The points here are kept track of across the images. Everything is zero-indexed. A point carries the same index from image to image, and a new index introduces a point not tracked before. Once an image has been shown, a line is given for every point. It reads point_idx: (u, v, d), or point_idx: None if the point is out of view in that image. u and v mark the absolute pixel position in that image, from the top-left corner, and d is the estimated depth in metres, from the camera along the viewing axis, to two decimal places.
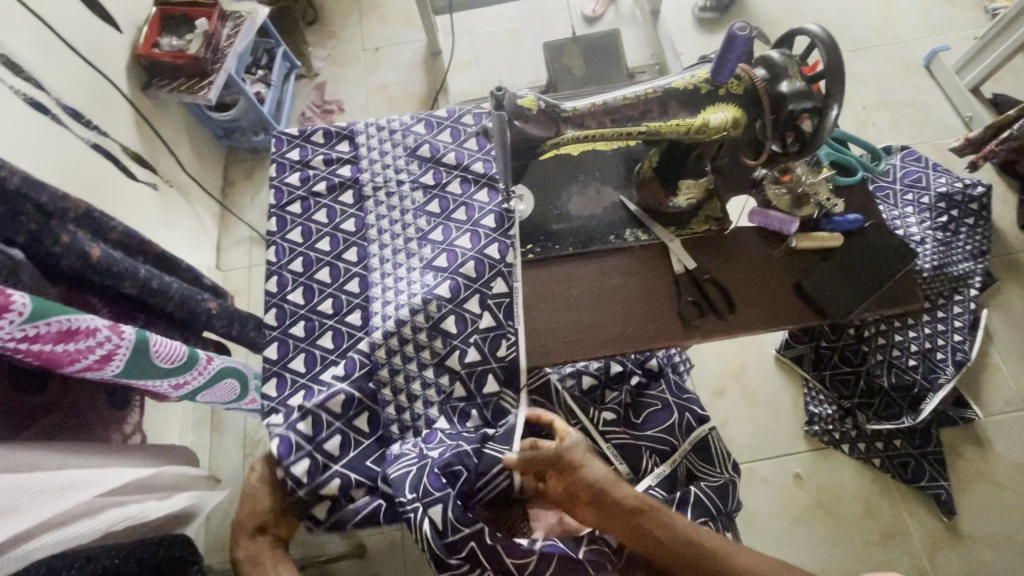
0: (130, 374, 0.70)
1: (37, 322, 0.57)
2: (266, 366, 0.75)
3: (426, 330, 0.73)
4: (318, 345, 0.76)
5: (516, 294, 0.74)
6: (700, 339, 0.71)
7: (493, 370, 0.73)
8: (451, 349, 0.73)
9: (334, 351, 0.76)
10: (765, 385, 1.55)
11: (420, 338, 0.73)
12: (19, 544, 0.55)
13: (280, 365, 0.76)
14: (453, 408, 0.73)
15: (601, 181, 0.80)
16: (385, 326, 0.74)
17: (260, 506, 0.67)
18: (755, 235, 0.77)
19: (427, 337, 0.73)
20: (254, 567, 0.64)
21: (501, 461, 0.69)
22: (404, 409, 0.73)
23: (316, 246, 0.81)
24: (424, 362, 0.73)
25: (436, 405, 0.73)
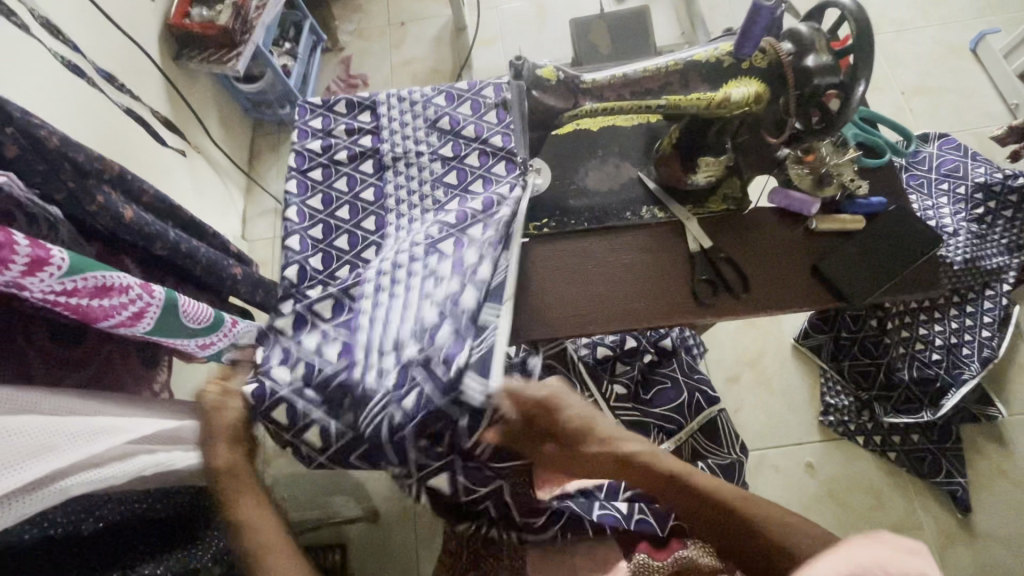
0: (161, 332, 0.74)
1: (75, 276, 0.60)
2: (274, 325, 0.75)
3: (427, 282, 0.71)
4: (329, 307, 0.77)
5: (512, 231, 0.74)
6: (714, 318, 0.71)
7: (472, 289, 0.68)
8: (446, 297, 0.69)
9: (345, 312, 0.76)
10: (782, 371, 1.55)
11: (420, 291, 0.70)
12: (56, 480, 0.60)
13: (278, 333, 0.74)
14: (424, 331, 0.67)
15: (620, 156, 0.81)
16: (385, 281, 0.72)
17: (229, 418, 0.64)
18: (776, 217, 0.75)
19: (428, 289, 0.70)
20: (234, 479, 0.61)
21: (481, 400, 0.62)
22: (389, 350, 0.67)
23: (335, 214, 0.82)
24: (420, 316, 0.68)
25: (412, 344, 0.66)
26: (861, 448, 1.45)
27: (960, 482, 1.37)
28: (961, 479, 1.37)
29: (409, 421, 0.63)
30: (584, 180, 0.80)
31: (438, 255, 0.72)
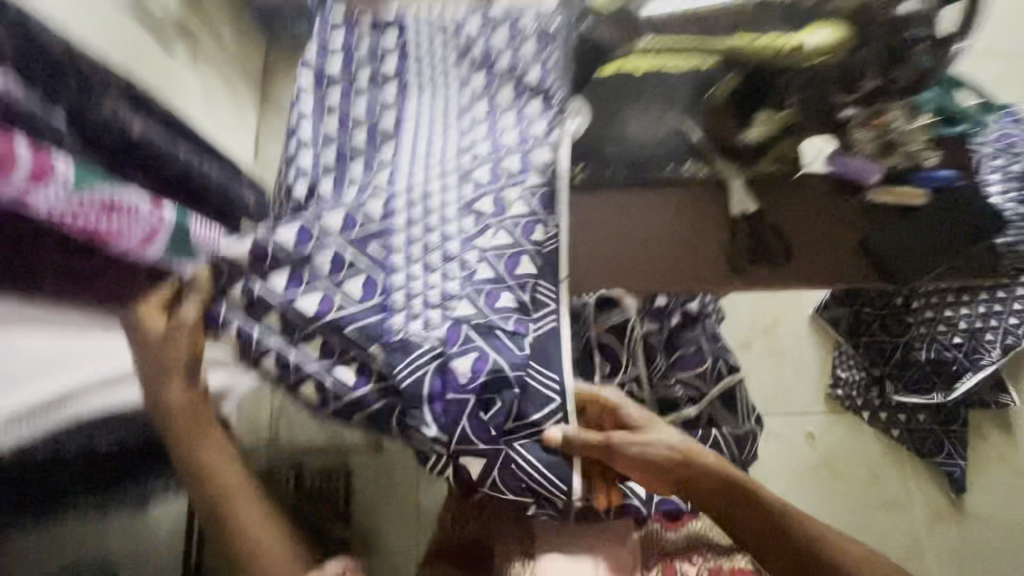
0: (174, 259, 0.58)
1: (79, 189, 0.48)
2: (262, 238, 0.65)
3: (461, 242, 0.69)
4: (324, 226, 0.67)
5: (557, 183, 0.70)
6: (750, 288, 0.68)
7: (530, 255, 0.67)
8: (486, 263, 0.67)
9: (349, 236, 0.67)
10: (794, 342, 1.53)
11: (453, 251, 0.69)
12: (67, 402, 0.60)
13: (252, 269, 0.64)
14: (478, 290, 0.66)
15: (666, 104, 0.74)
16: (413, 230, 0.69)
17: (192, 344, 0.64)
18: (829, 184, 0.70)
19: (462, 249, 0.68)
20: (189, 420, 0.66)
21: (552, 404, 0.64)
22: (422, 286, 0.67)
23: (351, 139, 0.78)
24: (448, 274, 0.68)
25: (456, 282, 0.67)
26: (864, 425, 1.46)
27: (959, 464, 1.38)
28: (961, 461, 1.38)
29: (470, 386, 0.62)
30: (624, 128, 0.73)
31: (475, 214, 0.70)
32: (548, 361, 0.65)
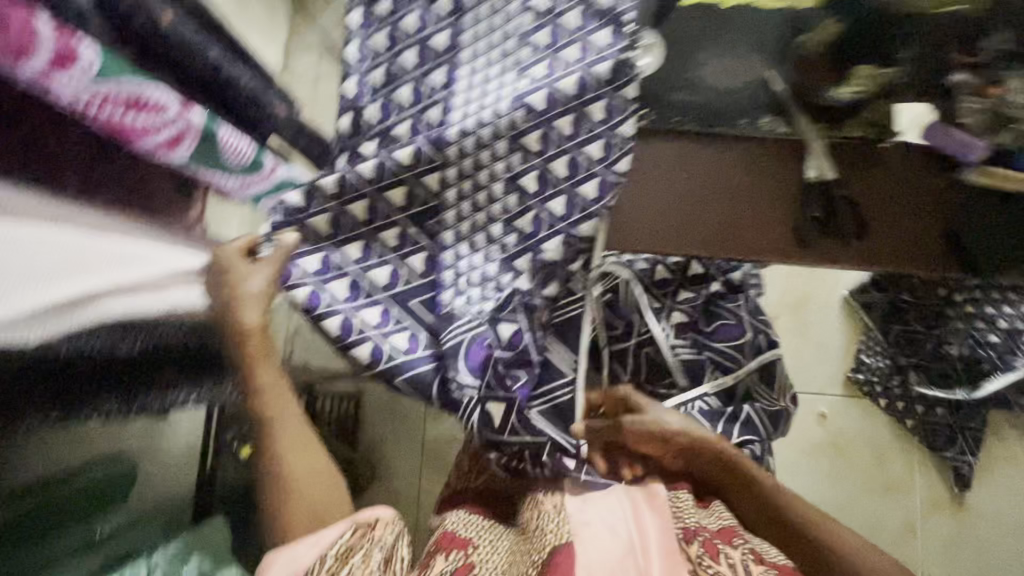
0: (199, 162, 0.68)
1: (108, 81, 0.54)
2: (320, 200, 0.67)
3: (501, 223, 0.67)
4: (384, 197, 0.67)
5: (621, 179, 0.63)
6: (813, 263, 0.63)
7: (568, 238, 0.66)
8: (524, 249, 0.67)
9: (404, 211, 0.67)
10: (822, 321, 1.44)
11: (494, 230, 0.67)
12: (91, 302, 0.58)
13: (332, 242, 0.68)
14: (513, 265, 0.67)
15: (753, 49, 0.66)
16: (459, 206, 0.67)
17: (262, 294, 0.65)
18: (919, 158, 0.63)
19: (502, 231, 0.67)
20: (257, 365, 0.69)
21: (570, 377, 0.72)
22: (462, 256, 0.68)
23: (400, 57, 0.71)
24: (490, 254, 0.68)
25: (496, 261, 0.67)
26: (878, 410, 1.40)
27: (968, 460, 1.35)
28: (970, 458, 1.35)
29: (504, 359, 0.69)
30: (702, 72, 0.66)
31: (519, 190, 0.66)
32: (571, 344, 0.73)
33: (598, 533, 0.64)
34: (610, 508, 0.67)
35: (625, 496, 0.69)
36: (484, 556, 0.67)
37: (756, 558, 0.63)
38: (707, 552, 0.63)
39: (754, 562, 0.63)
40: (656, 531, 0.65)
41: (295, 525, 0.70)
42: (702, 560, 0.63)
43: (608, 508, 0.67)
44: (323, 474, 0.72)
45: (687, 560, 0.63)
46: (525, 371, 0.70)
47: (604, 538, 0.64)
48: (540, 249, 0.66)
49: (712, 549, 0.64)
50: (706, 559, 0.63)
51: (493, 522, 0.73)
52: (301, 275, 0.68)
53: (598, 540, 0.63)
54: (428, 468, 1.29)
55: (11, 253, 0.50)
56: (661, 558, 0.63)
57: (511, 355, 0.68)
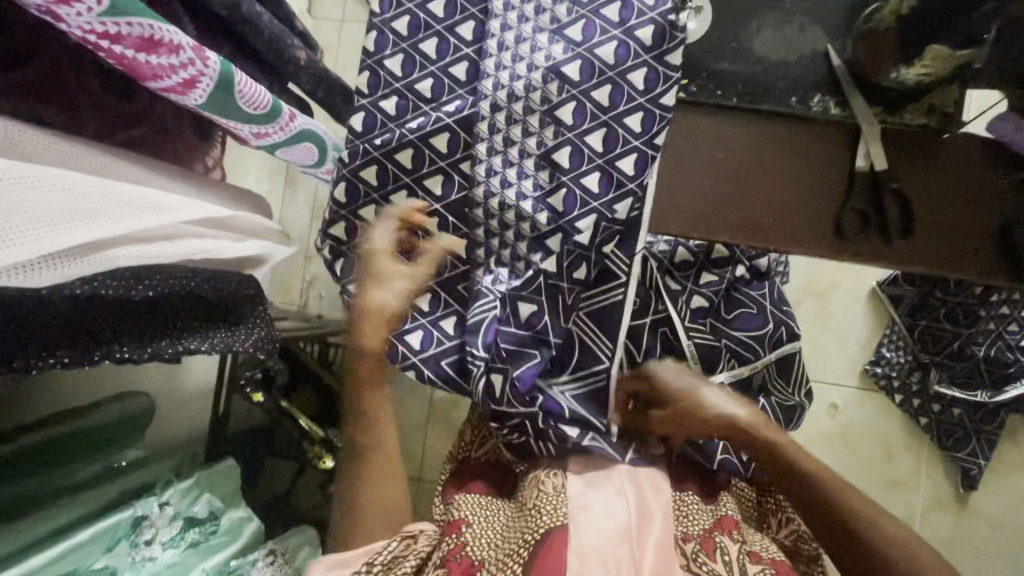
0: (215, 109, 0.66)
1: (117, 20, 0.52)
2: (365, 192, 0.68)
3: (532, 201, 0.65)
4: (421, 185, 0.67)
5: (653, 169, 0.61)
6: (849, 259, 0.59)
7: (602, 216, 0.64)
8: (554, 229, 0.65)
9: (441, 199, 0.68)
10: (846, 310, 1.39)
11: (524, 207, 0.65)
12: (103, 249, 0.58)
13: None
14: (541, 244, 0.66)
15: (812, 17, 0.60)
16: (489, 182, 0.65)
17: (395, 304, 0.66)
18: (981, 151, 0.57)
19: (533, 208, 0.65)
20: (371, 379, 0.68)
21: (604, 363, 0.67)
22: (494, 234, 0.67)
23: (427, 6, 0.65)
24: (520, 232, 0.67)
25: (527, 241, 0.67)
26: (893, 406, 1.36)
27: (979, 463, 1.29)
28: (982, 461, 1.29)
29: (519, 333, 0.67)
30: (752, 41, 0.60)
31: (552, 166, 0.64)
32: (605, 325, 0.66)
33: (595, 516, 0.63)
34: (609, 495, 0.66)
35: (627, 483, 0.67)
36: (476, 533, 0.65)
37: (752, 558, 0.63)
38: (702, 549, 0.63)
39: (749, 561, 0.62)
40: (654, 522, 0.64)
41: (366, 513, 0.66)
42: (697, 557, 0.62)
43: (607, 494, 0.66)
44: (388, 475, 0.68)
45: (681, 555, 0.63)
46: (538, 350, 0.67)
47: (600, 522, 0.63)
48: (574, 228, 0.64)
49: (709, 545, 0.63)
50: (701, 556, 0.62)
51: (492, 498, 0.72)
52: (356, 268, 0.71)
53: (594, 524, 0.62)
54: (434, 425, 1.31)
55: (31, 191, 0.51)
56: (655, 548, 0.62)
57: (525, 334, 0.67)
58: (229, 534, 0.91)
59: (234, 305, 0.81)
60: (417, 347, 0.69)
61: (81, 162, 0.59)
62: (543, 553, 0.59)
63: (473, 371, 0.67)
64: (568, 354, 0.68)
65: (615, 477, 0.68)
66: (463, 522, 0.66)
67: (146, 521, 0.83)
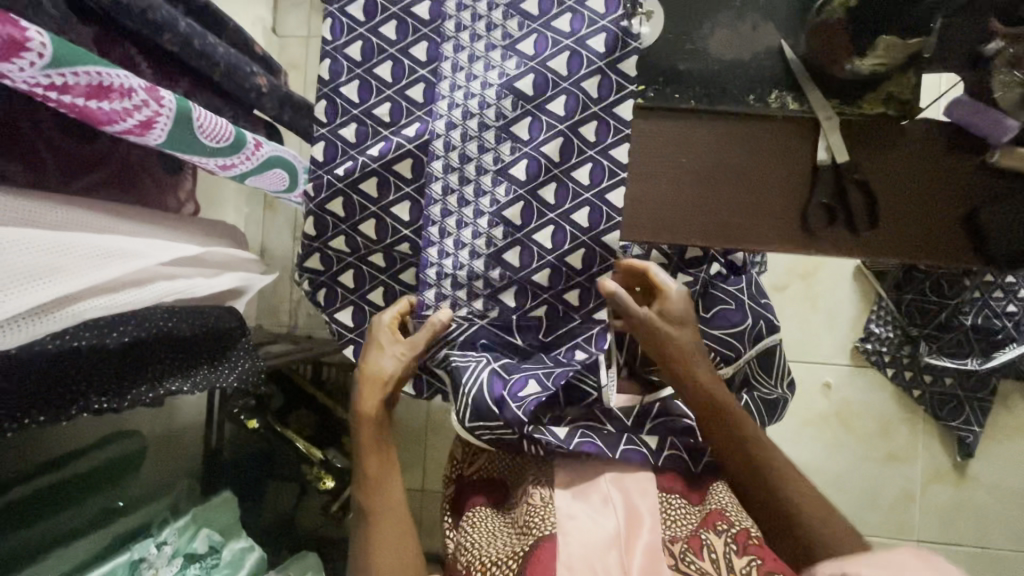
0: (174, 147, 0.65)
1: (61, 70, 0.51)
2: (333, 224, 0.68)
3: (488, 216, 0.64)
4: (390, 213, 0.67)
5: (630, 183, 0.61)
6: (815, 253, 0.60)
7: (556, 222, 0.63)
8: (512, 243, 0.64)
9: (409, 225, 0.66)
10: (832, 291, 1.36)
11: (480, 224, 0.64)
12: (70, 303, 0.59)
13: (354, 258, 0.69)
14: (497, 257, 0.64)
15: (763, 13, 0.59)
16: (445, 200, 0.64)
17: (392, 371, 0.66)
18: (938, 133, 0.57)
19: (488, 224, 0.64)
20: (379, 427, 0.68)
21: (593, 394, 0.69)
22: (446, 254, 0.65)
23: (379, 31, 0.64)
24: (476, 250, 0.64)
25: (483, 258, 0.64)
26: (886, 381, 1.33)
27: (974, 430, 1.28)
28: (977, 429, 1.28)
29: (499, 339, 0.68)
30: (707, 41, 0.60)
31: (508, 180, 0.63)
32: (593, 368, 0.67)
33: (581, 527, 0.63)
34: (595, 505, 0.65)
35: (614, 489, 0.66)
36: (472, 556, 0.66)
37: (739, 549, 0.62)
38: (689, 548, 0.62)
39: (736, 554, 0.62)
40: (643, 524, 0.63)
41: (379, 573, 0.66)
42: (685, 556, 0.62)
43: (595, 505, 0.65)
44: (401, 536, 0.68)
45: (669, 556, 0.62)
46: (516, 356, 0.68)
47: (588, 532, 0.62)
48: (532, 240, 0.64)
49: (695, 543, 0.63)
50: (689, 554, 0.62)
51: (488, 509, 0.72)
52: (341, 296, 0.70)
53: (583, 533, 0.62)
54: (429, 438, 1.30)
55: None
56: (644, 551, 0.61)
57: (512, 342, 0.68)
58: (231, 565, 0.91)
59: (218, 340, 0.81)
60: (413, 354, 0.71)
61: (43, 219, 0.60)
62: (530, 566, 0.60)
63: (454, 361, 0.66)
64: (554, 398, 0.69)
65: (601, 484, 0.67)
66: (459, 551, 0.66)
67: (145, 563, 0.82)
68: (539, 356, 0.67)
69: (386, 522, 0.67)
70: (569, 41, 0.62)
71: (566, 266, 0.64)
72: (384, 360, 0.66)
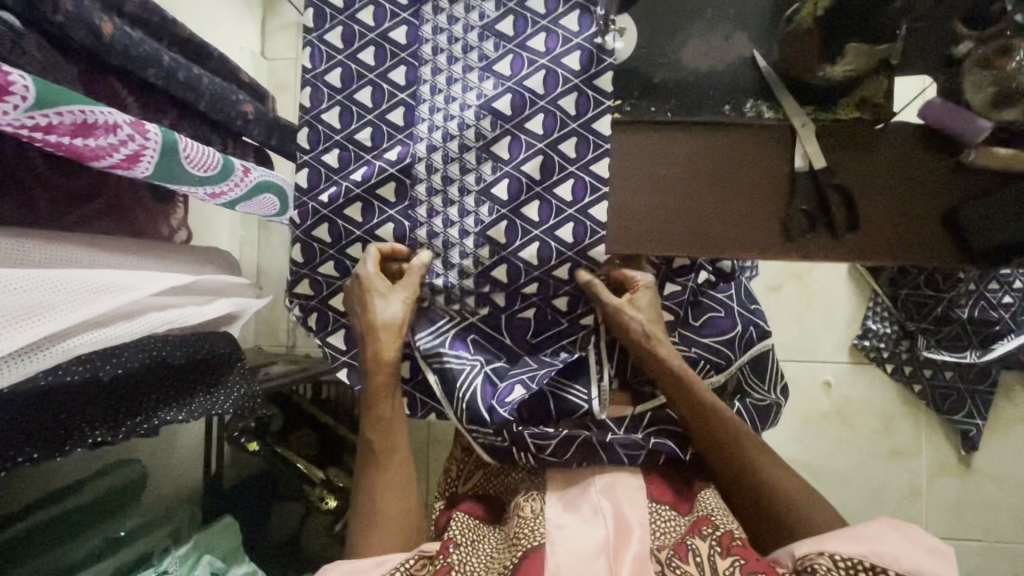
0: (164, 179, 0.66)
1: (46, 110, 0.51)
2: (321, 250, 0.68)
3: (473, 235, 0.65)
4: (375, 237, 0.67)
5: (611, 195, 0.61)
6: (798, 259, 0.60)
7: (541, 239, 0.64)
8: (498, 260, 0.65)
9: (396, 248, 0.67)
10: (828, 289, 1.34)
11: (466, 244, 0.65)
12: (58, 340, 0.59)
13: (343, 281, 0.69)
14: (485, 275, 0.65)
15: (735, 23, 0.60)
16: (431, 222, 0.65)
17: (398, 315, 0.63)
18: (913, 135, 0.57)
19: (473, 243, 0.65)
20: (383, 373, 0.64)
21: (583, 405, 0.68)
22: (437, 274, 0.66)
23: (358, 57, 0.65)
24: (464, 270, 0.66)
25: (471, 276, 0.66)
26: (887, 377, 1.32)
27: (977, 423, 1.27)
28: (980, 421, 1.27)
29: (491, 338, 0.69)
30: (680, 52, 0.60)
31: (491, 201, 0.64)
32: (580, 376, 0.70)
33: (569, 536, 0.60)
34: (584, 517, 0.63)
35: (603, 500, 0.64)
36: (462, 557, 0.60)
37: (723, 550, 0.58)
38: (675, 553, 0.58)
39: (720, 555, 0.58)
40: (633, 533, 0.60)
41: (383, 516, 0.65)
42: (670, 561, 0.58)
43: (584, 516, 0.63)
44: (404, 476, 0.67)
45: (655, 563, 0.58)
46: (506, 358, 0.69)
47: (576, 543, 0.59)
48: (517, 258, 0.64)
49: (680, 548, 0.59)
50: (674, 559, 0.58)
51: (480, 520, 0.67)
52: (332, 320, 0.70)
53: (569, 543, 0.59)
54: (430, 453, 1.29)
55: None
56: (633, 560, 0.58)
57: (502, 350, 0.69)
58: None
59: (213, 367, 0.81)
60: (409, 373, 0.71)
61: (27, 255, 0.60)
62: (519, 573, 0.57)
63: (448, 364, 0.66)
64: (544, 409, 0.69)
65: (591, 495, 0.65)
66: (451, 542, 0.60)
67: None
68: (525, 359, 0.68)
69: (390, 471, 0.66)
70: (545, 60, 0.63)
71: (553, 278, 0.65)
72: (390, 304, 0.63)
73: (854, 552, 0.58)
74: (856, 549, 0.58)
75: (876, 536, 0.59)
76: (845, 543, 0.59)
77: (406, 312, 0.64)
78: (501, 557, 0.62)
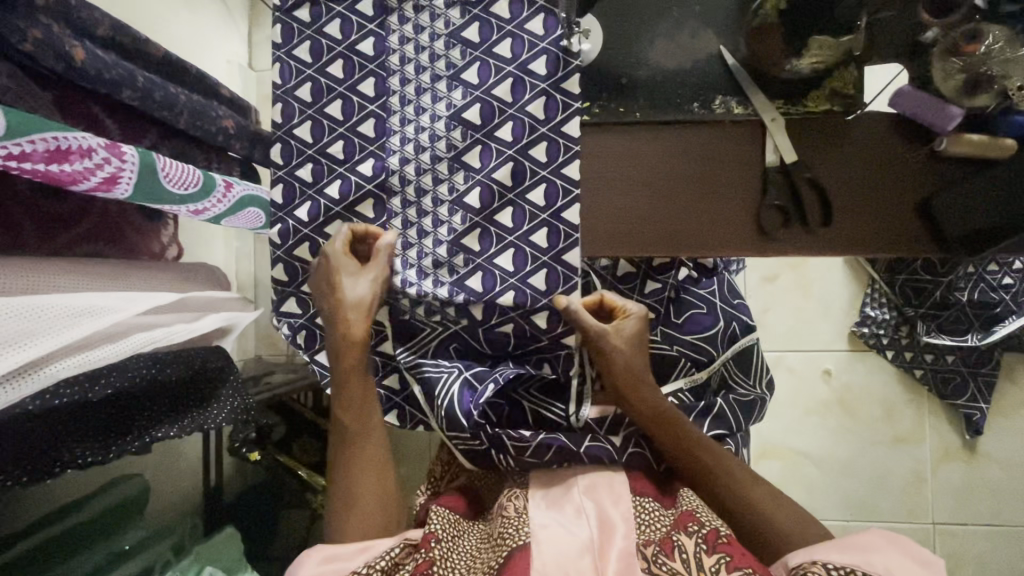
0: (144, 200, 0.67)
1: (19, 140, 0.52)
2: (303, 268, 0.69)
3: (447, 244, 0.65)
4: None
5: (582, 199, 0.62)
6: (772, 255, 0.60)
7: (515, 246, 0.64)
8: (473, 268, 0.65)
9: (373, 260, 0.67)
10: (823, 277, 1.33)
11: (439, 253, 0.65)
12: (40, 366, 0.59)
13: None
14: (458, 286, 0.65)
15: (702, 21, 0.60)
16: (405, 233, 0.65)
17: (366, 292, 0.63)
18: (885, 124, 0.57)
19: (448, 252, 0.65)
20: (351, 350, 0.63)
21: (563, 420, 0.69)
22: (410, 285, 0.65)
23: (327, 70, 0.65)
24: (439, 278, 0.65)
25: (446, 285, 0.65)
26: (887, 363, 1.30)
27: (980, 407, 1.25)
28: (983, 405, 1.25)
29: (475, 344, 0.69)
30: (647, 52, 0.61)
31: (464, 210, 0.64)
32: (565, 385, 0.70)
33: (553, 536, 0.59)
34: (567, 516, 0.62)
35: (586, 500, 0.63)
36: (444, 554, 0.60)
37: (709, 547, 0.58)
38: (661, 548, 0.58)
39: (706, 552, 0.58)
40: (617, 530, 0.60)
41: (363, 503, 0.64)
42: (657, 558, 0.57)
43: (567, 515, 0.62)
44: (380, 466, 0.66)
45: (641, 560, 0.57)
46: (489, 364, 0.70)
47: (560, 541, 0.58)
48: (492, 265, 0.64)
49: (667, 544, 0.58)
50: (660, 557, 0.57)
51: (460, 516, 0.68)
52: (320, 337, 0.70)
53: (556, 541, 0.58)
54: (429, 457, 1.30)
55: None
56: (619, 557, 0.57)
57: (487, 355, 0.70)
58: None
59: (205, 381, 0.82)
60: (398, 386, 0.71)
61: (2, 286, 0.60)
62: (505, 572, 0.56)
63: (428, 374, 0.67)
64: (521, 418, 0.70)
65: (574, 495, 0.65)
66: (433, 537, 0.61)
67: None
68: (507, 363, 0.69)
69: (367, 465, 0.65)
70: (512, 66, 0.63)
71: (530, 288, 0.64)
72: (358, 282, 0.63)
73: (846, 560, 0.56)
74: (851, 560, 0.56)
75: (873, 547, 0.58)
76: (837, 552, 0.58)
77: (376, 289, 0.63)
78: (482, 557, 0.61)
